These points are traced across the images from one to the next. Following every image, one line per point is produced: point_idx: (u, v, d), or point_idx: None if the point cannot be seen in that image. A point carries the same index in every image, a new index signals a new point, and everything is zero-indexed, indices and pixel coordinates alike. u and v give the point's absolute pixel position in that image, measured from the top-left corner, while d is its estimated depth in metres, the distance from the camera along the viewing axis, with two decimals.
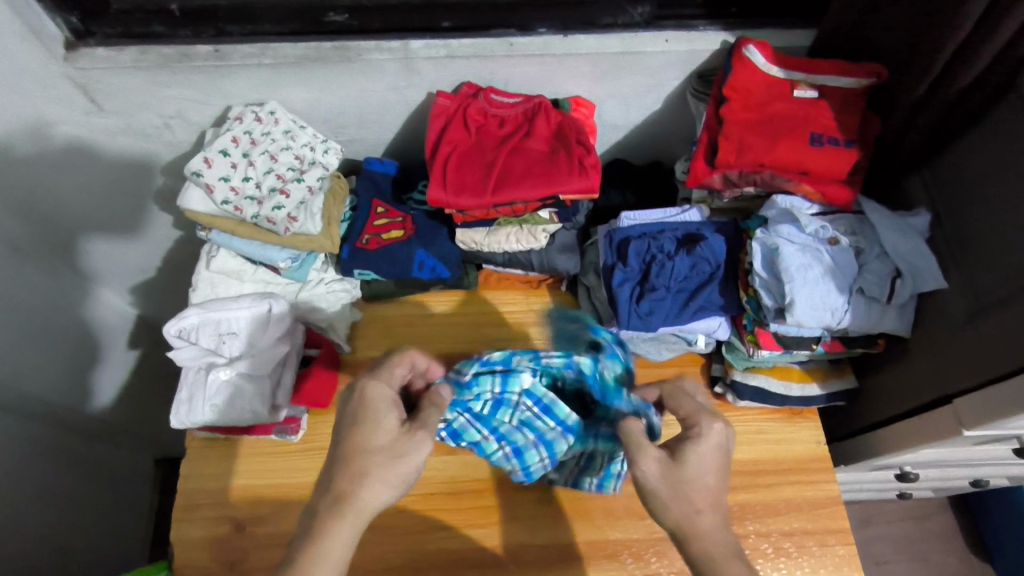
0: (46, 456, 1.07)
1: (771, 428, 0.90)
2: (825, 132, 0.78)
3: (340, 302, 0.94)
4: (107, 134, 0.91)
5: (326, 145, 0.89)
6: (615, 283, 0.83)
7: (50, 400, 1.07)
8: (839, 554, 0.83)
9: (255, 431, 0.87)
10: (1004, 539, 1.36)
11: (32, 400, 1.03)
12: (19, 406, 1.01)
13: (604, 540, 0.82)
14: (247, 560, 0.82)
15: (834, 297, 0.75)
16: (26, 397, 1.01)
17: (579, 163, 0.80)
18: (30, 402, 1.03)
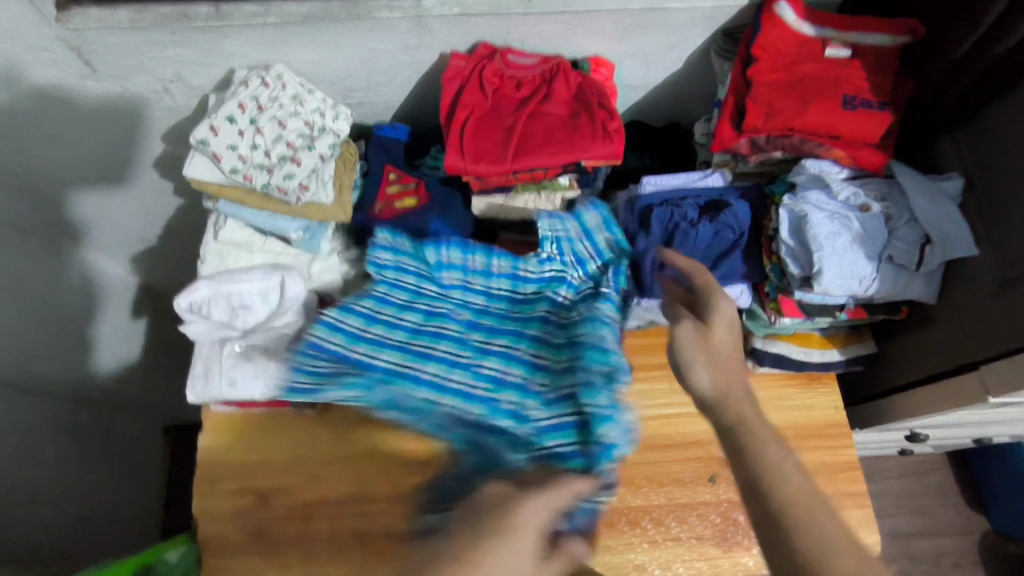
0: (57, 427, 1.07)
1: (791, 394, 0.91)
2: (858, 94, 0.74)
3: (353, 273, 0.92)
4: (103, 98, 0.87)
5: (335, 110, 0.83)
6: (638, 252, 0.82)
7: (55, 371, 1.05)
8: (854, 516, 0.85)
9: (274, 404, 0.87)
10: (999, 492, 1.39)
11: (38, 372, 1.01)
12: (26, 380, 1.00)
13: (627, 506, 0.82)
14: (273, 532, 0.83)
15: (862, 265, 0.73)
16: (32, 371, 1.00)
17: (602, 128, 0.77)
18: (34, 375, 1.02)
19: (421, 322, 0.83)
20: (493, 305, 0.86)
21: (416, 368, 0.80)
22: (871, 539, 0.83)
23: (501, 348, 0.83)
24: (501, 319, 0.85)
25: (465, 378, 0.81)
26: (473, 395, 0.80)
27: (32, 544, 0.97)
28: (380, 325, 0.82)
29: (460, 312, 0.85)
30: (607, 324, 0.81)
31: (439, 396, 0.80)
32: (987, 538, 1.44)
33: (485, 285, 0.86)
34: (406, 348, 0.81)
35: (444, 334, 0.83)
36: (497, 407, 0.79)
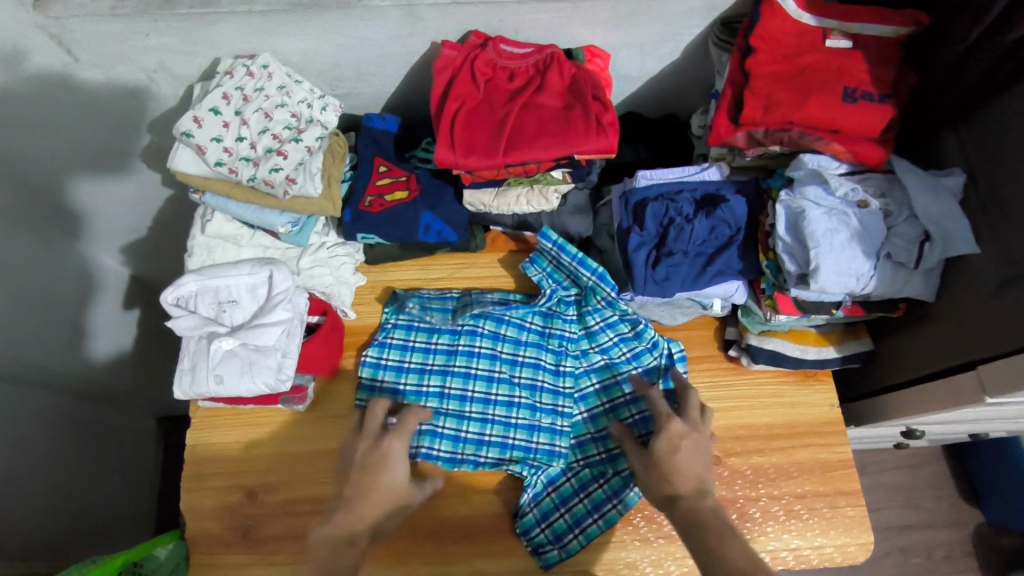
0: (48, 419, 1.06)
1: (785, 391, 0.90)
2: (859, 86, 0.72)
3: (343, 268, 0.91)
4: (86, 88, 0.85)
5: (323, 101, 0.82)
6: (631, 248, 0.80)
7: (45, 363, 1.04)
8: (848, 514, 0.84)
9: (262, 402, 0.84)
10: (992, 484, 1.39)
11: (31, 364, 1.00)
12: (15, 372, 0.98)
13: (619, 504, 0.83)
14: (262, 528, 0.82)
15: (860, 262, 0.72)
16: (24, 363, 0.99)
17: (596, 121, 0.75)
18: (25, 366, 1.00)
19: (457, 347, 0.89)
20: (505, 331, 0.90)
21: (447, 391, 0.87)
22: (865, 537, 0.83)
23: (527, 370, 0.89)
24: (515, 347, 0.90)
25: (502, 397, 0.87)
26: (510, 416, 0.86)
27: (23, 539, 0.96)
28: (415, 353, 0.89)
29: (483, 338, 0.90)
30: (621, 341, 0.88)
31: (473, 406, 0.87)
32: (981, 530, 1.44)
33: (520, 318, 0.91)
34: (445, 370, 0.88)
35: (476, 352, 0.89)
36: (509, 425, 0.86)
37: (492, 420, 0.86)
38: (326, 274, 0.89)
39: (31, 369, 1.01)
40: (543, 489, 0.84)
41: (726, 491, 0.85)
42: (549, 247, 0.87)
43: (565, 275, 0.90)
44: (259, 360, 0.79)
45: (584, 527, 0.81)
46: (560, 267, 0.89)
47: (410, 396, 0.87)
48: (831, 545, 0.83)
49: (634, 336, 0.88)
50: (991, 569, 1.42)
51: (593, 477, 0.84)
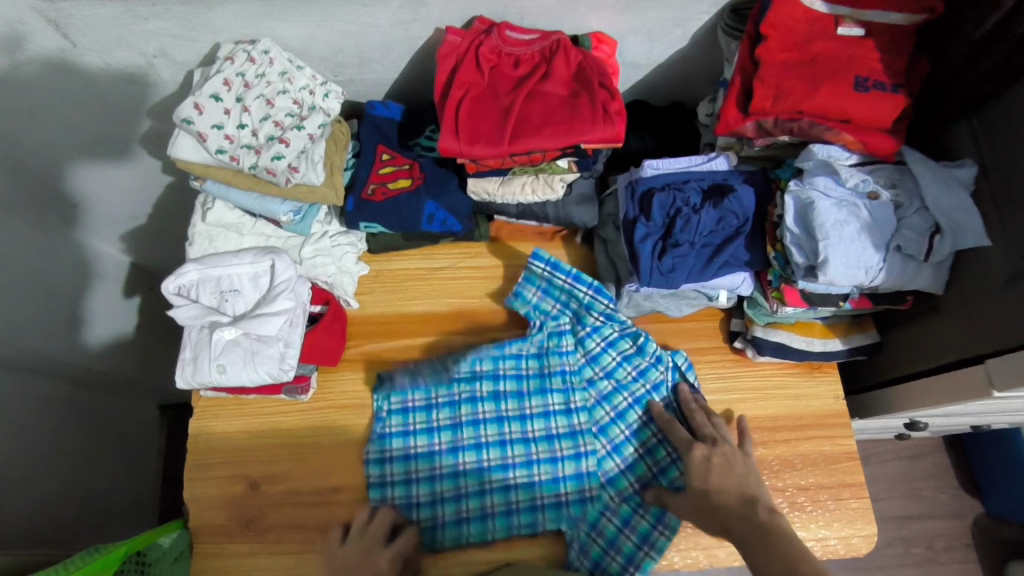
0: (47, 406, 1.05)
1: (790, 383, 0.90)
2: (871, 76, 0.71)
3: (346, 257, 0.90)
4: (84, 74, 0.83)
5: (325, 88, 0.80)
6: (637, 239, 0.79)
7: (46, 351, 1.04)
8: (852, 507, 0.84)
9: (265, 391, 0.84)
10: (992, 475, 1.39)
11: (30, 352, 1.00)
12: (15, 360, 0.98)
13: None
14: (265, 518, 0.82)
15: (870, 255, 0.71)
16: (23, 350, 0.99)
17: (603, 110, 0.74)
18: (27, 353, 1.00)
19: (461, 420, 0.85)
20: (505, 387, 0.87)
21: (461, 467, 0.83)
22: (868, 529, 0.83)
23: (537, 423, 0.85)
24: (520, 401, 0.86)
25: (520, 458, 0.84)
26: (533, 473, 0.83)
27: (26, 527, 0.96)
28: (417, 437, 0.85)
29: (485, 403, 0.86)
30: (627, 364, 0.87)
31: (494, 475, 0.83)
32: (980, 521, 1.45)
33: (516, 367, 0.88)
34: (454, 447, 0.84)
35: (481, 420, 0.85)
36: (530, 462, 0.84)
37: (517, 484, 0.83)
38: (329, 264, 0.88)
39: (31, 357, 1.01)
40: (588, 537, 0.81)
41: None
42: (541, 267, 0.88)
43: (551, 304, 0.89)
44: (261, 351, 0.79)
45: (639, 563, 0.78)
46: (550, 289, 0.89)
47: (422, 480, 0.83)
48: (835, 537, 0.83)
49: (637, 350, 0.87)
50: (990, 559, 1.42)
51: (633, 510, 0.81)
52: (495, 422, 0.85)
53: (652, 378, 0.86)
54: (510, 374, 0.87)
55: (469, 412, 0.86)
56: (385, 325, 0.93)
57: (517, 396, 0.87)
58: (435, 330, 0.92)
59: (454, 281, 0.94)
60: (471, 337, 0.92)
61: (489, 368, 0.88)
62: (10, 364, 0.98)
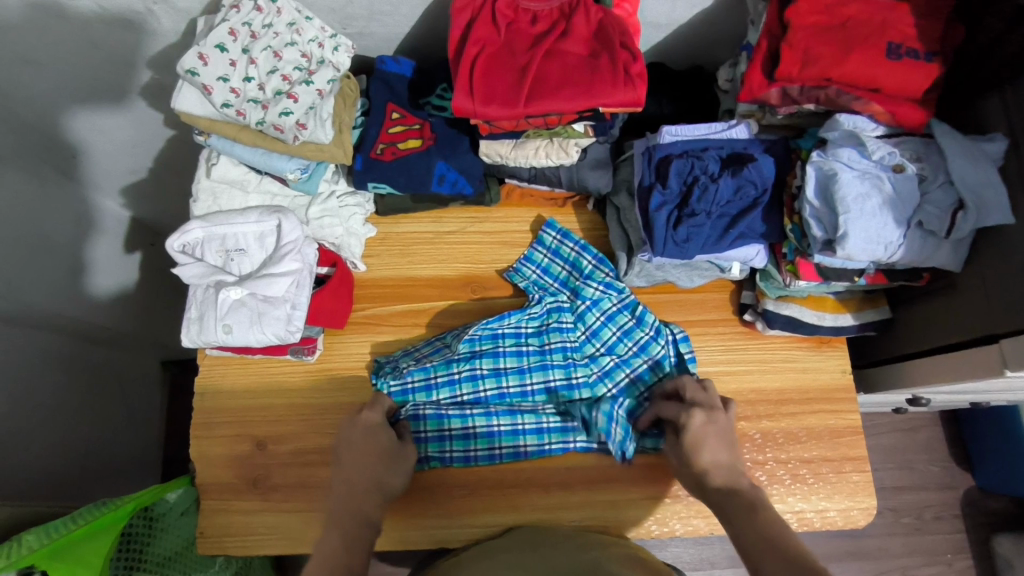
0: (47, 360, 1.05)
1: (798, 357, 0.89)
2: (904, 42, 0.68)
3: (353, 218, 0.88)
4: (81, 19, 0.80)
5: (335, 41, 0.76)
6: (652, 207, 0.77)
7: (49, 305, 1.03)
8: (853, 480, 0.85)
9: (271, 352, 0.84)
10: (984, 448, 1.41)
11: (31, 309, 0.99)
12: (16, 315, 0.97)
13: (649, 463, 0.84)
14: (271, 477, 0.83)
15: (890, 230, 0.69)
16: (26, 305, 0.98)
17: (624, 72, 0.71)
18: (30, 307, 0.99)
19: (463, 399, 0.85)
20: (506, 364, 0.86)
21: (471, 450, 0.83)
22: (868, 502, 0.84)
23: (535, 398, 0.86)
24: (521, 377, 0.86)
25: (530, 425, 0.84)
26: (544, 442, 0.83)
27: (31, 478, 0.98)
28: (428, 421, 0.83)
29: (486, 381, 0.86)
30: (630, 339, 0.87)
31: (504, 444, 0.84)
32: (970, 494, 1.47)
33: (515, 344, 0.87)
34: (464, 433, 0.84)
35: (483, 397, 0.86)
36: (542, 433, 0.84)
37: (528, 452, 0.83)
38: (337, 224, 0.86)
39: (31, 314, 1.00)
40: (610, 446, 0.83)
41: None
42: (551, 236, 0.91)
43: (551, 279, 0.91)
44: (268, 312, 0.78)
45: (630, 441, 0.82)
46: (553, 258, 0.91)
47: (431, 457, 0.83)
48: (835, 509, 0.84)
49: (636, 323, 0.87)
50: (977, 531, 1.45)
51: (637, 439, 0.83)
52: (497, 400, 0.86)
53: (654, 350, 0.86)
54: (509, 353, 0.86)
55: (469, 390, 0.86)
56: (392, 291, 0.91)
57: (520, 373, 0.86)
58: (443, 296, 0.91)
59: (463, 246, 0.93)
60: (479, 303, 0.91)
61: (488, 347, 0.86)
62: (10, 320, 0.97)
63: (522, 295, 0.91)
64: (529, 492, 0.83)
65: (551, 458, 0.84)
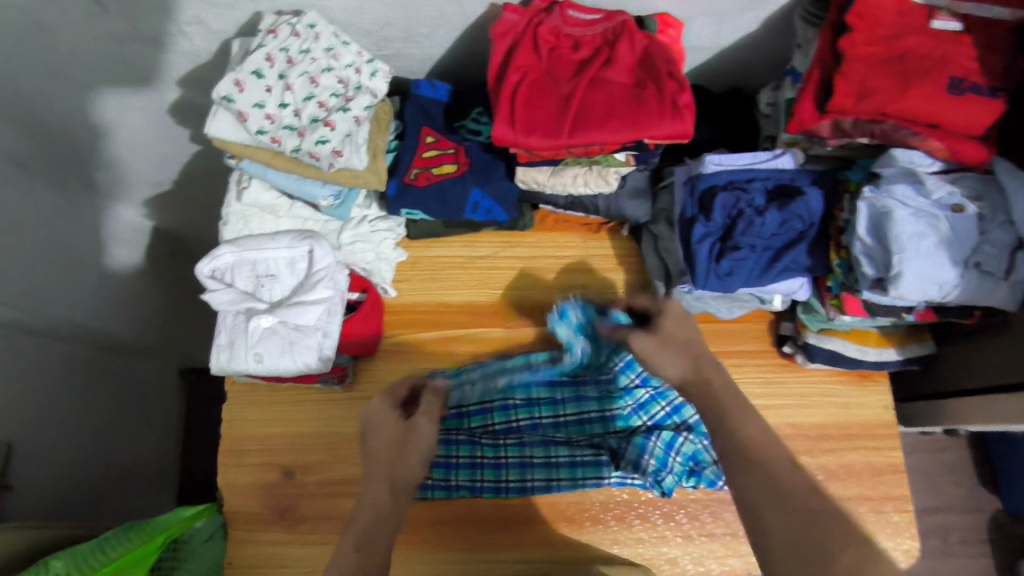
0: (68, 374, 1.04)
1: (839, 391, 0.87)
2: (966, 77, 0.65)
3: (384, 243, 0.86)
4: (114, 39, 0.79)
5: (372, 66, 0.73)
6: (695, 239, 0.75)
7: (73, 318, 1.02)
8: (893, 520, 0.83)
9: (301, 379, 0.82)
10: (1013, 474, 1.38)
11: (55, 321, 0.98)
12: (41, 327, 0.97)
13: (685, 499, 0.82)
14: (299, 508, 0.82)
15: (945, 271, 0.67)
16: (52, 319, 0.97)
17: (671, 103, 0.69)
18: (54, 320, 0.98)
19: (495, 429, 0.86)
20: (538, 395, 0.87)
21: (503, 483, 0.83)
22: (909, 544, 0.82)
23: (569, 431, 0.86)
24: (553, 408, 0.86)
25: (563, 459, 0.84)
26: (577, 476, 0.83)
27: (53, 493, 0.97)
28: (461, 447, 0.84)
29: (518, 412, 0.86)
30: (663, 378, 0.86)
31: (536, 475, 0.83)
32: (997, 518, 1.44)
33: (548, 374, 0.87)
34: (496, 463, 0.83)
35: (515, 427, 0.86)
36: (576, 466, 0.83)
37: (561, 486, 0.82)
38: (368, 250, 0.85)
39: (55, 325, 0.99)
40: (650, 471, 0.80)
41: None
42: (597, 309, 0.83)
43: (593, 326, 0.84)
44: (300, 339, 0.77)
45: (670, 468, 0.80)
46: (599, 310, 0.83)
47: (461, 488, 0.83)
48: None
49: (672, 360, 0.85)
50: (1004, 557, 1.42)
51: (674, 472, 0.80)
52: (530, 432, 0.86)
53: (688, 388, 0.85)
54: (541, 382, 0.87)
55: (500, 420, 0.86)
56: (422, 319, 0.89)
57: (552, 405, 0.87)
58: (477, 323, 0.89)
59: (494, 272, 0.91)
60: (512, 330, 0.89)
61: (522, 378, 0.87)
62: (35, 332, 0.96)
63: None
64: (564, 527, 0.81)
65: (584, 493, 0.82)
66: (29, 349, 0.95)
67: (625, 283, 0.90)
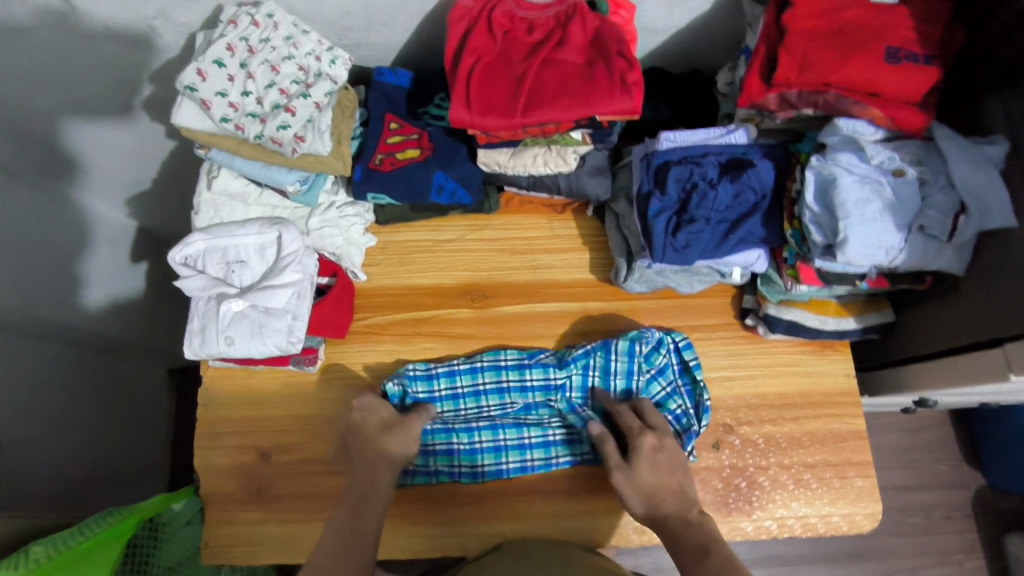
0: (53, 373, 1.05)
1: (801, 361, 0.89)
2: (903, 46, 0.67)
3: (353, 228, 0.88)
4: (82, 36, 0.80)
5: (332, 53, 0.76)
6: (651, 214, 0.77)
7: (56, 319, 1.03)
8: (856, 485, 0.85)
9: (273, 362, 0.84)
10: (994, 447, 1.39)
11: (42, 322, 1.00)
12: (25, 326, 0.98)
13: None
14: (274, 487, 0.83)
15: (890, 235, 0.69)
16: (34, 319, 0.98)
17: (621, 81, 0.71)
18: (36, 319, 0.99)
19: (467, 414, 0.85)
20: (508, 379, 0.85)
21: (480, 468, 0.84)
22: (872, 507, 0.85)
23: (540, 411, 0.86)
24: (523, 393, 0.85)
25: (537, 440, 0.85)
26: (551, 455, 0.84)
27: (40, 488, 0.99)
28: (436, 435, 0.84)
29: (490, 397, 0.85)
30: (631, 358, 0.84)
31: (511, 456, 0.84)
32: (981, 493, 1.45)
33: (517, 357, 0.85)
34: (472, 449, 0.84)
35: (487, 415, 0.85)
36: (549, 446, 0.85)
37: (535, 467, 0.84)
38: (336, 235, 0.86)
39: (41, 326, 1.01)
40: None
41: (737, 459, 0.86)
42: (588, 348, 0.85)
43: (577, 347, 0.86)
44: (269, 323, 0.79)
45: None
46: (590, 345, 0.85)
47: (438, 475, 0.84)
48: (839, 514, 0.85)
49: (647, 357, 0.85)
50: (988, 530, 1.43)
51: None
52: (502, 420, 0.85)
53: (657, 361, 0.86)
54: (511, 367, 0.85)
55: (471, 405, 0.85)
56: (391, 301, 0.91)
57: (523, 391, 0.85)
58: (448, 306, 0.91)
59: (460, 254, 0.93)
60: (479, 311, 0.90)
61: (491, 362, 0.85)
62: (18, 331, 0.97)
63: (523, 305, 0.91)
64: (534, 500, 0.83)
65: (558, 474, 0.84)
66: (16, 348, 0.97)
67: (589, 261, 0.93)
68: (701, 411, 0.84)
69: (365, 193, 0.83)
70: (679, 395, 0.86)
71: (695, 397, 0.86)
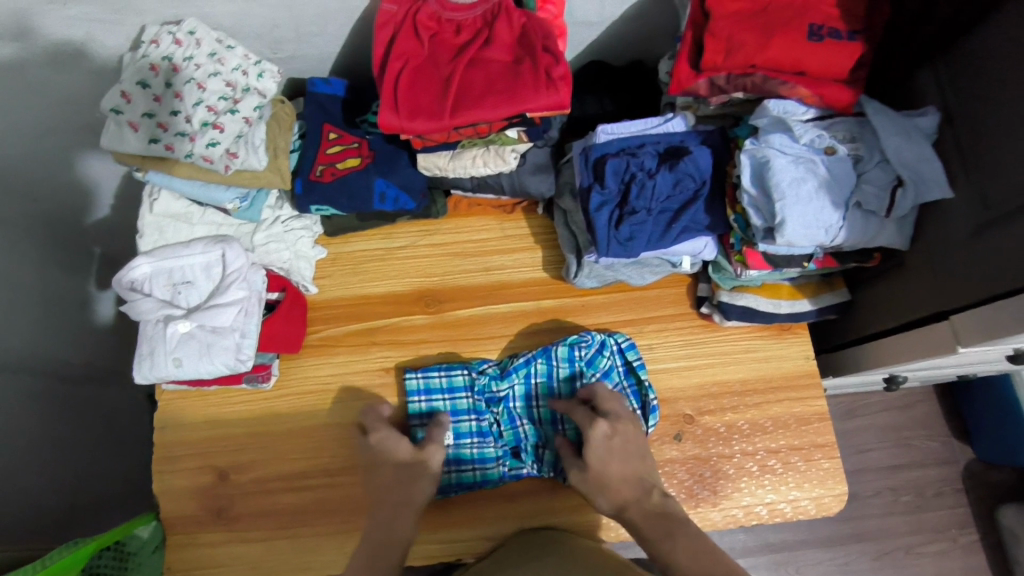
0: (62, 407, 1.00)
1: (759, 346, 0.89)
2: (825, 23, 0.68)
3: (301, 241, 0.87)
4: None
5: (259, 67, 0.77)
6: (593, 208, 0.76)
7: (54, 354, 1.00)
8: (823, 467, 0.84)
9: (225, 381, 0.84)
10: (981, 419, 1.36)
11: (35, 355, 0.96)
12: (24, 364, 0.94)
13: None
14: (235, 506, 0.83)
15: (828, 214, 0.68)
16: (27, 352, 0.94)
17: (547, 75, 0.71)
18: (31, 354, 0.95)
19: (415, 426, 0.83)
20: (453, 392, 0.84)
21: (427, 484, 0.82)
22: (839, 488, 0.84)
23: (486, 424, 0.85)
24: (468, 407, 0.84)
25: (481, 454, 0.83)
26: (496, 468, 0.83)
27: None
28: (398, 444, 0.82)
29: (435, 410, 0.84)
30: (572, 362, 0.85)
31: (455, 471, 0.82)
32: (972, 467, 1.42)
33: (462, 371, 0.85)
34: None
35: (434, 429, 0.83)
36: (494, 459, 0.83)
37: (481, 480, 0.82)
38: (283, 249, 0.86)
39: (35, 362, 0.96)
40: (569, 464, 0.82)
41: (700, 449, 0.85)
42: (527, 356, 0.85)
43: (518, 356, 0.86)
44: (219, 342, 0.78)
45: None
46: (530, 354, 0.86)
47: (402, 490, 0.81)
48: (806, 498, 0.84)
49: (589, 360, 0.85)
50: (983, 504, 1.40)
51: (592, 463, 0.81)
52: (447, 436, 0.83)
53: (601, 362, 0.85)
54: (454, 381, 0.85)
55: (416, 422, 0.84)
56: (342, 313, 0.91)
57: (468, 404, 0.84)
58: (401, 315, 0.90)
59: (411, 262, 0.92)
60: (434, 316, 0.90)
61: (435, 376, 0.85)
62: (21, 370, 0.93)
63: (477, 310, 0.90)
64: (497, 503, 0.82)
65: (510, 485, 0.83)
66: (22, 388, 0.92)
67: (542, 258, 0.92)
68: (650, 411, 0.83)
69: (308, 207, 0.82)
70: (625, 396, 0.85)
71: (642, 396, 0.84)
